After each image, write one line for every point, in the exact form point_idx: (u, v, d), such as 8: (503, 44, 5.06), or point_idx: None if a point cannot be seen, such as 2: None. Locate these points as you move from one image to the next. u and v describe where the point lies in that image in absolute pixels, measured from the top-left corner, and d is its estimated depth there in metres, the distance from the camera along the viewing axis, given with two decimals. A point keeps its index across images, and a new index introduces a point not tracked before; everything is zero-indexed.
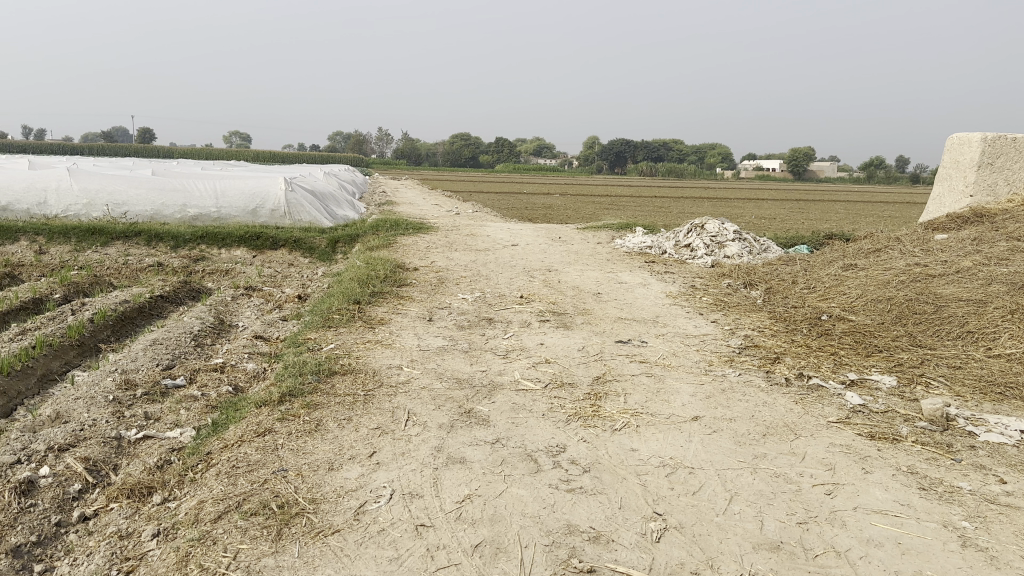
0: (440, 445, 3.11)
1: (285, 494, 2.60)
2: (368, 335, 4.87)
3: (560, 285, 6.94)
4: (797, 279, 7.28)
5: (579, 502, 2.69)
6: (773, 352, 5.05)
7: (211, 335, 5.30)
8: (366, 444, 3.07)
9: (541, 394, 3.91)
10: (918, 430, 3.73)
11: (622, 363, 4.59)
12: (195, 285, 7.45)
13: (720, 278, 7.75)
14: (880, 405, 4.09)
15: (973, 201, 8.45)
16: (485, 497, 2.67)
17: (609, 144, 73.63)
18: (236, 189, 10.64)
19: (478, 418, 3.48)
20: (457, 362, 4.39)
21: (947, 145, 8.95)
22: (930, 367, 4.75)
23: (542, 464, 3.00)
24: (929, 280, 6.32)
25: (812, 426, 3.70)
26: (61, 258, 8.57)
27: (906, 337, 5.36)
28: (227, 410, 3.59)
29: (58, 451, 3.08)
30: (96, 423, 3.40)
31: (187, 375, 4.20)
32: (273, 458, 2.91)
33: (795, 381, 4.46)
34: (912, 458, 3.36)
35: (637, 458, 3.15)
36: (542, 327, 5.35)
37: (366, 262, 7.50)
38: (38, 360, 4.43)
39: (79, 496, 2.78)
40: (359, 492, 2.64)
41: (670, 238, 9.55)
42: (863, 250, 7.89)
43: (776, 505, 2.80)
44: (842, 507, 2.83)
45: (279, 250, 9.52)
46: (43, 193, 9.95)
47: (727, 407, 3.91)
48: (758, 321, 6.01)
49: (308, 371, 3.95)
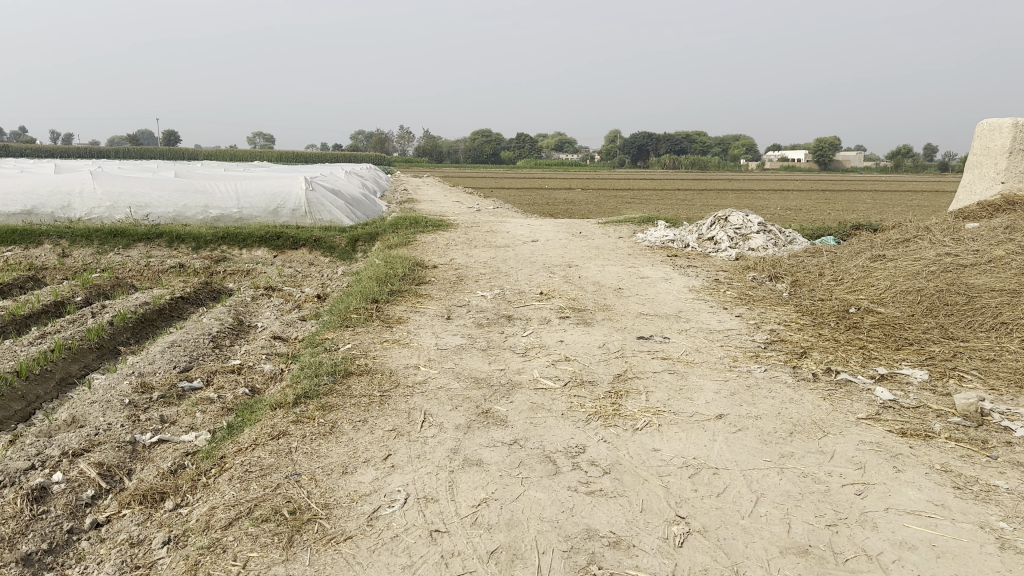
0: (456, 447, 3.04)
1: (297, 499, 2.55)
2: (386, 335, 4.82)
3: (581, 281, 6.85)
4: (824, 271, 7.13)
5: (599, 505, 2.61)
6: (800, 347, 4.92)
7: (229, 337, 5.28)
8: (382, 447, 3.01)
9: (561, 393, 3.83)
10: (952, 426, 3.60)
11: (644, 360, 4.50)
12: (216, 286, 7.46)
13: (744, 271, 7.61)
14: (912, 401, 3.96)
15: (1004, 188, 8.22)
16: (502, 501, 2.59)
17: (631, 138, 73.24)
18: (257, 191, 10.68)
19: (495, 419, 3.41)
20: (475, 361, 4.32)
21: (976, 131, 8.73)
22: (963, 360, 4.60)
23: (561, 466, 2.92)
24: (961, 270, 6.14)
25: (840, 423, 3.59)
26: (84, 261, 8.64)
27: (937, 329, 5.21)
28: (243, 412, 3.56)
29: (72, 456, 3.06)
30: (112, 427, 3.38)
31: (204, 377, 4.18)
32: (286, 462, 2.86)
33: (822, 376, 4.33)
34: (946, 456, 3.24)
35: (659, 459, 3.06)
36: (562, 324, 5.27)
37: (386, 260, 7.46)
38: (57, 364, 4.44)
39: (92, 502, 2.76)
40: (373, 497, 2.59)
41: (693, 231, 9.42)
42: (892, 241, 7.71)
43: (804, 507, 2.70)
44: (873, 509, 2.72)
45: (299, 250, 9.52)
46: (67, 197, 10.02)
47: (752, 404, 3.80)
48: (783, 315, 5.87)
49: (324, 372, 3.90)
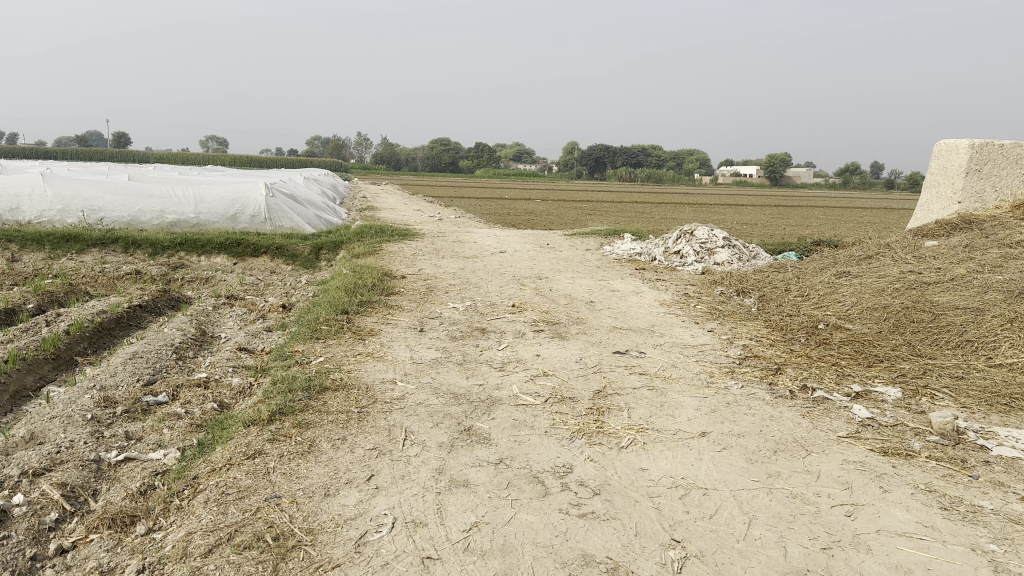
0: (441, 467, 2.95)
1: (279, 524, 2.43)
2: (358, 348, 4.69)
3: (552, 293, 6.80)
4: (791, 287, 7.19)
5: (593, 528, 2.55)
6: (774, 363, 4.94)
7: (193, 347, 5.09)
8: (364, 467, 2.90)
9: (542, 409, 3.76)
10: (931, 445, 3.62)
11: (622, 376, 4.45)
12: (175, 294, 7.22)
13: (712, 286, 7.66)
14: (889, 419, 3.98)
15: (961, 207, 8.42)
16: (493, 525, 2.51)
17: (590, 150, 73.91)
18: (216, 195, 10.42)
19: (479, 436, 3.32)
20: (453, 375, 4.22)
21: (934, 151, 8.93)
22: (933, 378, 4.65)
23: (550, 487, 2.85)
24: (926, 288, 6.24)
25: (822, 442, 3.58)
26: (34, 266, 8.31)
27: (905, 346, 5.28)
28: (214, 428, 3.41)
29: (33, 476, 2.88)
30: (74, 444, 3.21)
31: (170, 391, 4.00)
32: (265, 483, 2.73)
33: (800, 394, 4.33)
34: (928, 475, 3.25)
35: (647, 479, 3.01)
36: (537, 338, 5.21)
37: (353, 270, 7.30)
38: (11, 376, 4.22)
39: (56, 526, 2.60)
40: (359, 521, 2.48)
41: (660, 245, 9.45)
42: (856, 257, 7.82)
43: (797, 529, 2.68)
44: (865, 530, 2.71)
45: (259, 258, 9.28)
46: (16, 199, 9.62)
47: (734, 422, 3.77)
48: (754, 330, 5.90)
49: (298, 388, 3.76)
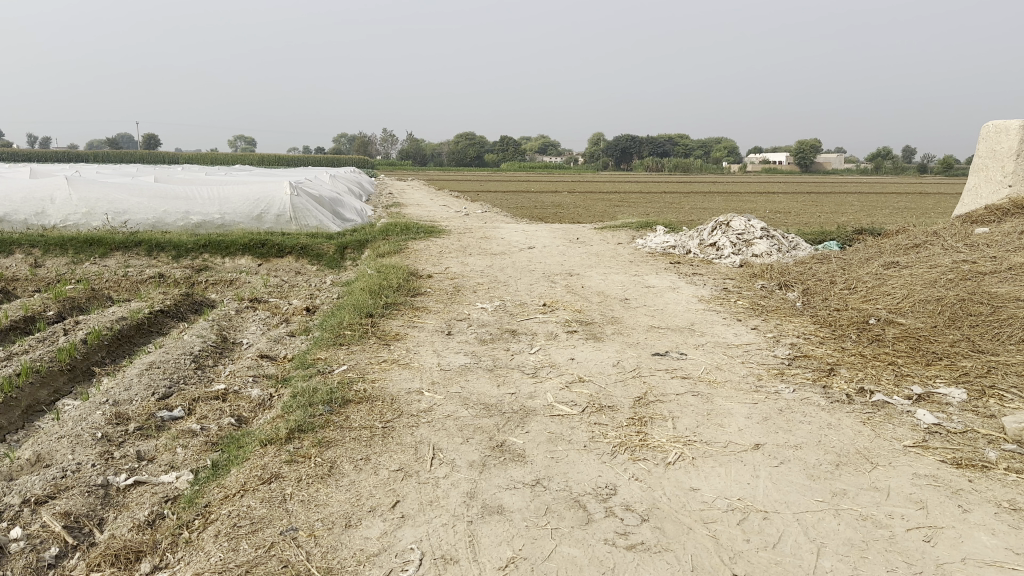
0: (472, 491, 2.70)
1: (294, 563, 2.20)
2: (383, 354, 4.46)
3: (585, 291, 6.52)
4: (836, 279, 6.82)
5: (643, 563, 2.28)
6: (826, 364, 4.61)
7: (213, 355, 4.90)
8: (389, 492, 2.66)
9: (579, 421, 3.48)
10: (1008, 455, 3.28)
11: (663, 381, 4.16)
12: (198, 297, 7.04)
13: (752, 279, 7.33)
14: (958, 425, 3.65)
15: (1012, 191, 7.98)
16: (532, 561, 2.26)
17: (616, 142, 73.31)
18: (240, 195, 10.27)
19: (513, 454, 3.06)
20: (483, 384, 3.96)
21: (981, 134, 8.50)
22: (1000, 377, 4.29)
23: (592, 513, 2.58)
24: (982, 278, 5.86)
25: (887, 453, 3.28)
26: (57, 271, 8.22)
27: (965, 342, 4.92)
28: (229, 448, 3.19)
29: (35, 505, 2.69)
30: (82, 467, 3.00)
31: (186, 406, 3.79)
32: (281, 513, 2.50)
33: (856, 398, 4.01)
34: (1010, 491, 2.92)
35: (700, 501, 2.73)
36: (571, 339, 4.93)
37: (378, 270, 7.07)
38: (24, 391, 4.06)
39: (56, 563, 2.39)
40: (383, 558, 2.23)
41: (694, 237, 9.10)
42: (902, 246, 7.43)
43: (872, 559, 2.40)
44: (950, 560, 2.41)
45: (284, 258, 9.09)
46: (42, 203, 9.52)
47: (789, 432, 3.47)
48: (800, 327, 5.56)
49: (320, 401, 3.53)
